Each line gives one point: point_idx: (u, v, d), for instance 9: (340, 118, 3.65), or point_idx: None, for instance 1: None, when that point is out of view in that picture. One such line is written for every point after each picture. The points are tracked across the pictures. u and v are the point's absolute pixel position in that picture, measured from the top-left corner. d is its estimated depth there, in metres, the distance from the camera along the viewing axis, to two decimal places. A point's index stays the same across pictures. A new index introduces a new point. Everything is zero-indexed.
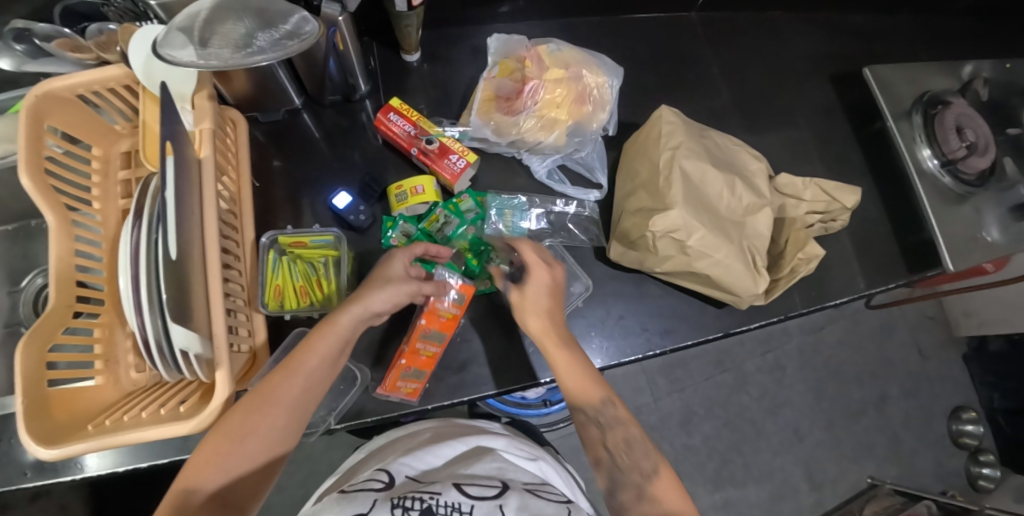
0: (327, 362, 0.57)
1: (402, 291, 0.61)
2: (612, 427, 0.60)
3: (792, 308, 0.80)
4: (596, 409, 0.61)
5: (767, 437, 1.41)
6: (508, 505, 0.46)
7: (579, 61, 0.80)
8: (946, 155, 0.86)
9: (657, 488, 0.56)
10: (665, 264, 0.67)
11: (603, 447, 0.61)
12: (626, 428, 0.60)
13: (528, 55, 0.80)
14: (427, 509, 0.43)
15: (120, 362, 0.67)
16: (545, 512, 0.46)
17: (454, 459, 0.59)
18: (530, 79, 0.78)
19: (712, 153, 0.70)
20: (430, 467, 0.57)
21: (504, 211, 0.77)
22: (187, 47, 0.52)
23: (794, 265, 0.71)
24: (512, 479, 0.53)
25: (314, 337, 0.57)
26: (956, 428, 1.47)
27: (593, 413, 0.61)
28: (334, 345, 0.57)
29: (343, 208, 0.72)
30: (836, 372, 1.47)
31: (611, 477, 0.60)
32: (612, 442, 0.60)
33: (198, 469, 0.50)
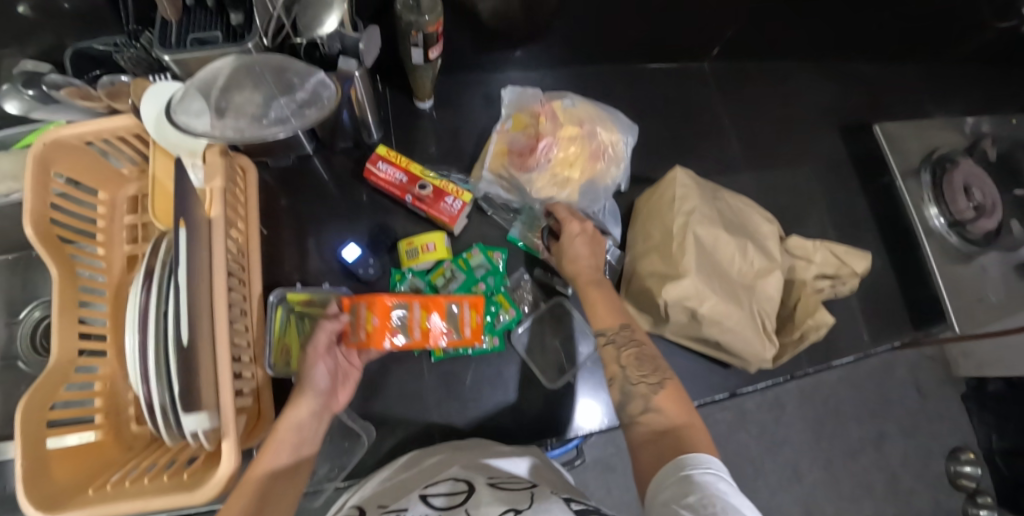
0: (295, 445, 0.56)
1: (319, 368, 0.60)
2: (624, 345, 0.62)
3: (798, 368, 0.79)
4: (612, 332, 0.63)
5: (766, 475, 1.40)
6: (472, 506, 0.46)
7: (593, 118, 0.79)
8: (954, 214, 0.86)
9: (661, 401, 0.57)
10: (675, 329, 0.67)
11: (617, 364, 0.61)
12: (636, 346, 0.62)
13: (543, 110, 0.79)
14: None
15: (121, 414, 0.67)
16: (507, 504, 0.46)
17: (426, 471, 0.57)
18: (545, 136, 0.76)
19: (725, 217, 0.70)
20: (406, 483, 0.56)
21: (531, 222, 0.78)
22: (202, 116, 0.53)
23: (804, 331, 0.70)
24: (477, 475, 0.54)
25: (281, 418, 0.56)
26: (955, 469, 1.48)
27: (610, 334, 0.62)
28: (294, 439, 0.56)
29: (352, 261, 0.71)
30: (837, 410, 1.46)
31: (621, 392, 0.60)
32: (624, 357, 0.61)
33: None
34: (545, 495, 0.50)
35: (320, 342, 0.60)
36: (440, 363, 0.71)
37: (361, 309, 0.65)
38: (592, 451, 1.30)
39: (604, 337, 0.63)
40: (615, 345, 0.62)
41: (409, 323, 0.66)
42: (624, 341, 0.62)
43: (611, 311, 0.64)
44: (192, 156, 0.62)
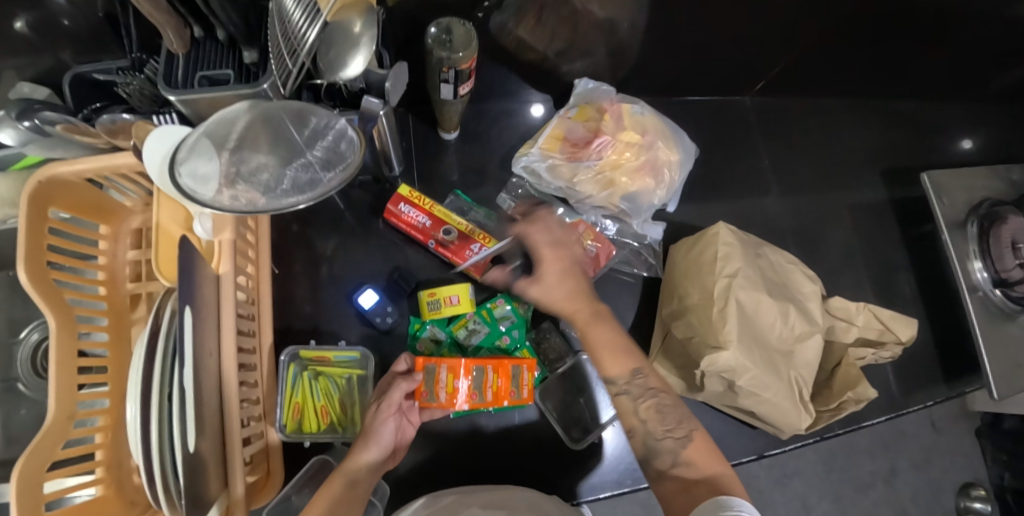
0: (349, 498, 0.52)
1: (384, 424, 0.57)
2: (643, 396, 0.54)
3: (830, 430, 0.76)
4: (623, 380, 0.55)
5: (776, 507, 1.37)
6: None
7: (658, 130, 0.74)
8: (1000, 272, 0.83)
9: (692, 453, 0.51)
10: (709, 396, 0.64)
11: (635, 417, 0.54)
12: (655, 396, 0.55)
13: (609, 108, 0.75)
14: None
15: (122, 466, 0.64)
16: None
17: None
18: (603, 134, 0.72)
19: (766, 276, 0.66)
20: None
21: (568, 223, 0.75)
22: (209, 182, 0.47)
23: (842, 402, 0.66)
24: None
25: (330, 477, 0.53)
26: (964, 504, 1.47)
27: (623, 383, 0.55)
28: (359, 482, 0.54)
29: (369, 307, 0.67)
30: (850, 443, 1.43)
31: (645, 444, 0.53)
32: (643, 411, 0.54)
33: None
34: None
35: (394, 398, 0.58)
36: (460, 420, 0.68)
37: (441, 371, 0.61)
38: None
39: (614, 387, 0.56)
40: (630, 396, 0.55)
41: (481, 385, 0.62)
42: (640, 392, 0.55)
43: (625, 355, 0.56)
44: None
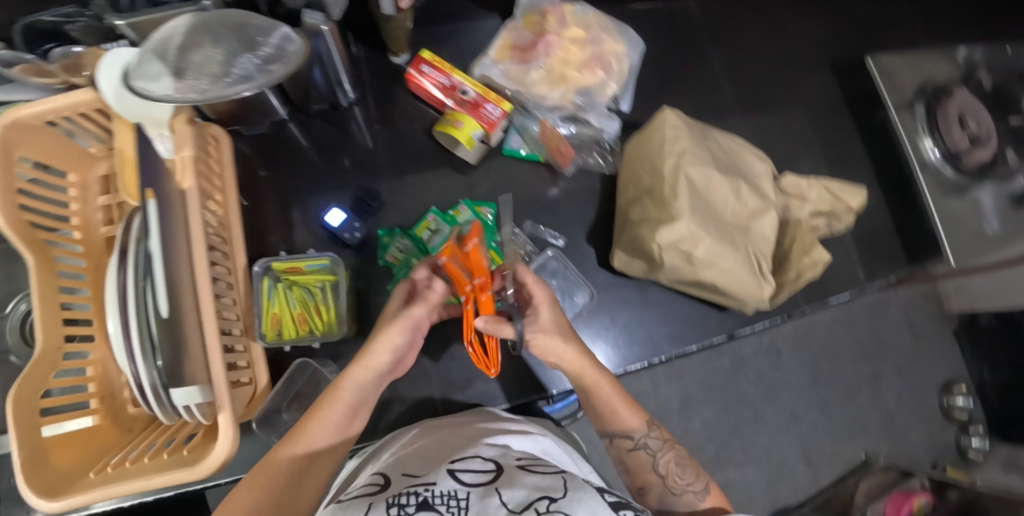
0: (349, 411, 0.53)
1: (403, 330, 0.53)
2: (660, 452, 0.59)
3: (795, 308, 0.79)
4: (643, 433, 0.59)
5: (765, 419, 1.41)
6: (501, 485, 0.43)
7: (598, 26, 0.76)
8: (949, 146, 0.86)
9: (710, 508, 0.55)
10: (671, 274, 0.66)
11: (654, 472, 0.58)
12: (672, 448, 0.59)
13: (551, 9, 0.74)
14: (423, 503, 0.40)
15: (116, 397, 0.66)
16: (539, 483, 0.43)
17: (450, 450, 0.55)
18: (548, 33, 0.73)
19: (717, 157, 0.68)
20: (430, 461, 0.53)
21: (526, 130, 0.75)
22: (160, 78, 0.49)
23: (801, 270, 0.69)
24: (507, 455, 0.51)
25: (336, 382, 0.53)
26: (948, 402, 1.52)
27: (639, 441, 0.59)
28: (344, 413, 0.53)
29: (338, 226, 0.69)
30: (833, 353, 1.47)
31: (662, 501, 0.57)
32: (663, 465, 0.58)
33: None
34: (579, 480, 0.45)
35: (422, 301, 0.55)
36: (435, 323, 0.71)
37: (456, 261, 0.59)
38: None
39: (631, 443, 0.59)
40: (648, 451, 0.59)
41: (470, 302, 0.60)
42: (658, 446, 0.59)
43: (634, 409, 0.59)
44: (158, 126, 0.59)
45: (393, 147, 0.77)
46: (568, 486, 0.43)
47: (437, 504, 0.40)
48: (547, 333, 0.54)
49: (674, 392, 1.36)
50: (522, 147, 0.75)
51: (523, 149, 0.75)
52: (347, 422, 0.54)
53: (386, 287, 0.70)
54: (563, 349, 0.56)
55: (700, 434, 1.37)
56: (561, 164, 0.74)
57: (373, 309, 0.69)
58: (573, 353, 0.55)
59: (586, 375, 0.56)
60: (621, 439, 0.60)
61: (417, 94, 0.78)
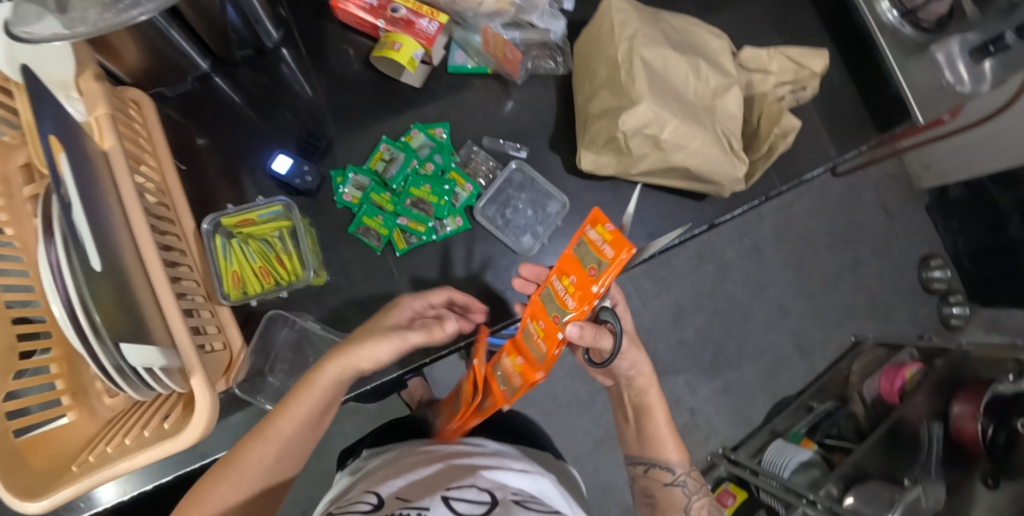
0: (321, 405, 0.52)
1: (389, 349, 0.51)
2: (697, 494, 0.67)
3: (772, 188, 0.78)
4: (682, 470, 0.68)
5: (755, 317, 1.46)
6: None
7: None
8: (905, 3, 0.83)
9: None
10: (641, 164, 0.64)
11: (685, 514, 0.65)
12: (705, 496, 0.68)
13: None
14: None
15: (90, 392, 0.61)
16: None
17: (442, 474, 0.48)
18: None
19: (670, 37, 0.65)
20: (414, 487, 0.45)
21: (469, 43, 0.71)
22: (44, 17, 0.44)
23: (772, 142, 0.66)
24: (506, 488, 0.46)
25: (308, 378, 0.51)
26: (926, 276, 1.58)
27: (680, 476, 0.68)
28: (319, 403, 0.51)
29: (286, 173, 0.64)
30: (812, 244, 1.51)
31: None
32: (697, 508, 0.66)
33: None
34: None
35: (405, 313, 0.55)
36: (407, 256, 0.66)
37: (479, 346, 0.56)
38: None
39: (669, 477, 0.68)
40: (685, 490, 0.67)
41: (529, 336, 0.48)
42: (694, 489, 0.67)
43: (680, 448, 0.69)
44: (65, 88, 0.53)
45: (332, 87, 0.72)
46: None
47: None
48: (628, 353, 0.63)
49: (664, 306, 1.41)
50: (467, 63, 0.71)
51: (468, 64, 0.71)
52: (317, 416, 0.53)
53: (347, 230, 0.66)
54: (641, 372, 0.66)
55: (694, 342, 1.43)
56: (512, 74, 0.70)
57: (341, 255, 0.66)
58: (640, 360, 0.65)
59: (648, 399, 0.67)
60: (660, 472, 0.68)
61: (347, 25, 0.72)
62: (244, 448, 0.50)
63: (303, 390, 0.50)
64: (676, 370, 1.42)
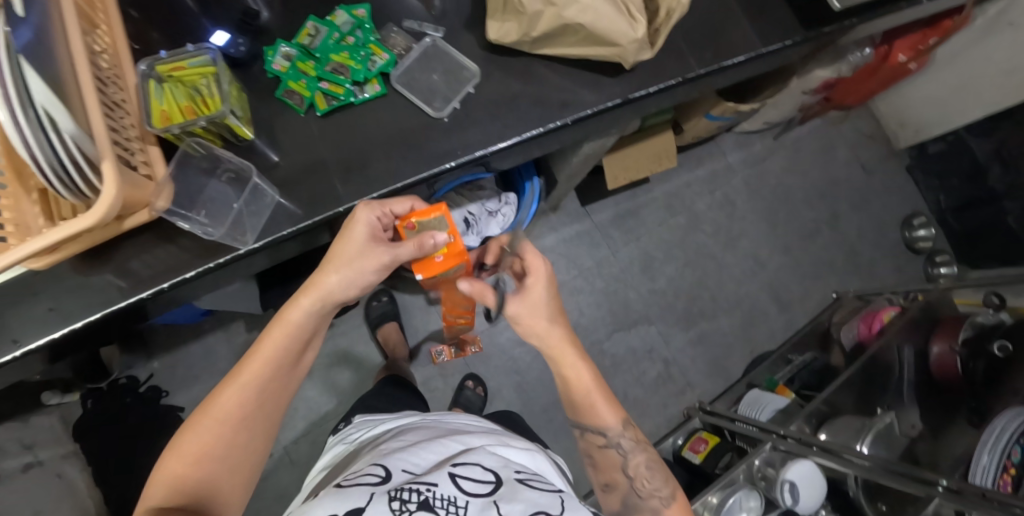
0: (298, 339, 0.62)
1: (365, 265, 0.63)
2: (634, 454, 0.69)
3: (690, 71, 0.81)
4: (616, 433, 0.69)
5: (729, 268, 1.43)
6: (500, 497, 0.51)
7: None
8: None
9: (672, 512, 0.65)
10: (539, 24, 0.68)
11: (623, 472, 0.70)
12: (643, 453, 0.70)
13: None
14: (424, 503, 0.48)
15: (32, 227, 0.66)
16: (534, 501, 0.52)
17: (445, 448, 0.62)
18: None
19: None
20: (427, 454, 0.60)
21: None
22: None
23: (668, 8, 0.71)
24: (506, 467, 0.58)
25: (281, 314, 0.62)
26: (909, 236, 1.55)
27: (613, 440, 0.69)
28: (290, 341, 0.62)
29: (224, 44, 0.71)
30: (786, 197, 1.50)
31: (625, 500, 0.69)
32: (632, 468, 0.69)
33: (189, 446, 0.53)
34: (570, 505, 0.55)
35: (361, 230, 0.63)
36: (328, 118, 0.71)
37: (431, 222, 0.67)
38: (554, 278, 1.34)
39: (603, 440, 0.69)
40: (620, 451, 0.69)
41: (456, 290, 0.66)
42: (630, 449, 0.70)
43: (612, 409, 0.69)
44: None
45: None
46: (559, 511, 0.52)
47: (436, 506, 0.48)
48: (525, 307, 0.66)
49: (634, 254, 1.39)
50: None
51: None
52: (295, 356, 0.63)
53: (273, 95, 0.72)
54: (547, 331, 0.67)
55: (667, 291, 1.40)
56: None
57: (264, 117, 0.71)
58: (539, 319, 0.67)
59: (568, 364, 0.67)
60: (594, 436, 0.70)
61: None
62: (219, 394, 0.57)
63: (276, 327, 0.62)
64: (647, 319, 1.38)
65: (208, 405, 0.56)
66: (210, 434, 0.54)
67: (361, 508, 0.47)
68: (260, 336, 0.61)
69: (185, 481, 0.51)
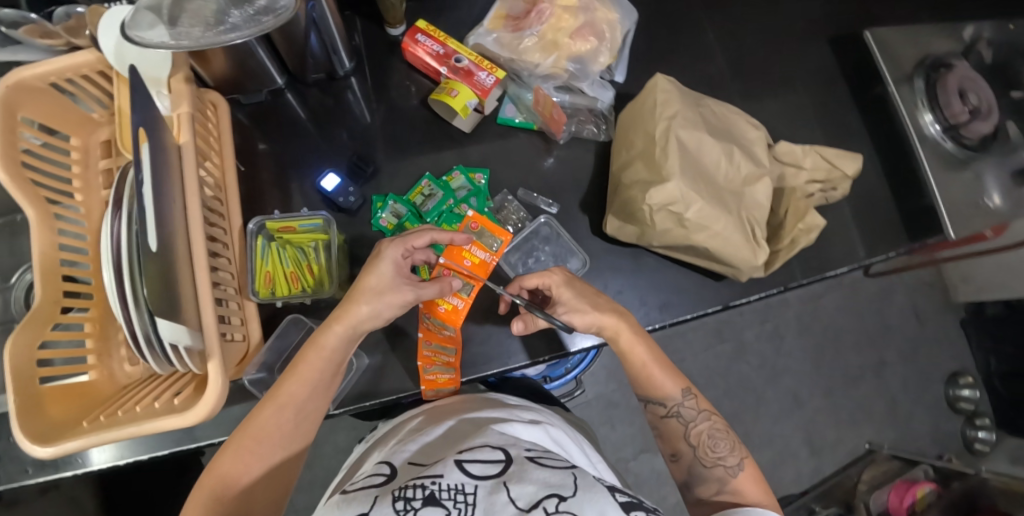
0: (331, 367, 0.58)
1: (395, 301, 0.59)
2: (694, 421, 0.64)
3: (792, 280, 0.78)
4: (675, 402, 0.64)
5: (767, 405, 1.41)
6: (511, 478, 0.41)
7: None
8: (949, 119, 0.83)
9: (741, 483, 0.59)
10: (662, 238, 0.66)
11: (686, 442, 0.63)
12: (708, 419, 0.64)
13: None
14: (428, 496, 0.39)
15: (113, 356, 0.65)
16: (551, 479, 0.41)
17: (457, 434, 0.54)
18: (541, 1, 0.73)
19: (708, 122, 0.69)
20: (440, 447, 0.53)
21: (518, 102, 0.77)
22: (155, 27, 0.48)
23: (795, 236, 0.69)
24: (518, 445, 0.49)
25: (316, 341, 0.57)
26: (953, 393, 1.48)
27: (672, 408, 0.64)
28: (325, 368, 0.58)
29: (332, 190, 0.71)
30: (836, 339, 1.47)
31: (690, 471, 0.63)
32: (695, 436, 0.63)
33: (223, 477, 0.52)
34: (589, 477, 0.42)
35: (387, 272, 0.59)
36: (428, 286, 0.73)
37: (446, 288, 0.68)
38: (594, 389, 1.31)
39: (664, 410, 0.65)
40: (681, 419, 0.64)
41: (427, 353, 0.68)
42: (692, 415, 0.64)
43: (672, 377, 0.65)
44: (156, 85, 0.59)
45: (389, 116, 0.78)
46: (578, 484, 0.40)
47: (442, 499, 0.38)
48: (579, 310, 0.63)
49: None
50: (516, 116, 0.77)
51: (517, 118, 0.77)
52: (329, 381, 0.59)
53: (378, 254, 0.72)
54: (596, 318, 0.62)
55: None
56: (556, 135, 0.75)
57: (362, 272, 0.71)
58: (588, 304, 0.63)
59: (623, 343, 0.63)
60: (654, 406, 0.66)
61: (412, 65, 0.79)
62: (257, 417, 0.55)
63: (312, 354, 0.57)
64: None
65: (246, 425, 0.55)
66: (242, 465, 0.53)
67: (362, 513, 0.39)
68: (295, 359, 0.57)
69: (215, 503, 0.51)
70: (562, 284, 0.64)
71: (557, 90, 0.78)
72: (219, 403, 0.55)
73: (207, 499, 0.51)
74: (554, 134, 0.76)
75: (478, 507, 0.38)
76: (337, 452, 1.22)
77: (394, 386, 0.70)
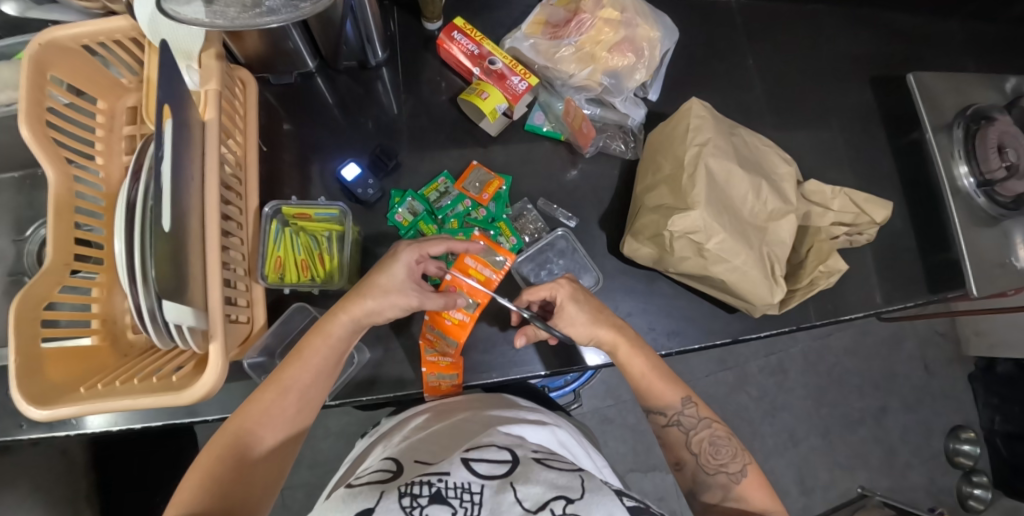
0: (334, 356, 0.58)
1: (399, 303, 0.58)
2: (696, 428, 0.60)
3: (805, 320, 0.76)
4: (676, 410, 0.61)
5: (763, 438, 1.40)
6: (518, 479, 0.40)
7: (636, 8, 0.74)
8: (984, 174, 0.81)
9: (745, 489, 0.56)
10: (679, 265, 0.65)
11: (688, 450, 0.60)
12: (708, 427, 0.61)
13: None
14: (436, 494, 0.38)
15: (117, 323, 0.65)
16: (556, 481, 0.40)
17: (459, 432, 0.54)
18: (583, 12, 0.73)
19: (740, 152, 0.67)
20: (442, 444, 0.52)
21: (549, 110, 0.76)
22: (192, 2, 0.47)
23: (814, 278, 0.68)
24: (524, 446, 0.48)
25: (323, 328, 0.57)
26: (953, 447, 1.45)
27: (675, 415, 0.61)
28: (328, 357, 0.57)
29: (351, 180, 0.70)
30: (839, 380, 1.44)
31: (695, 479, 0.59)
32: (697, 443, 0.60)
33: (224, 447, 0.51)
34: (598, 481, 0.42)
35: (399, 276, 0.58)
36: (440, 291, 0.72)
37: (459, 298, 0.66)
38: (590, 402, 1.31)
39: (665, 418, 0.62)
40: (682, 428, 0.61)
41: (430, 336, 0.68)
42: (693, 423, 0.61)
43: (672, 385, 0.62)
44: (188, 58, 0.59)
45: (416, 111, 0.77)
46: (585, 487, 0.40)
47: (450, 497, 0.38)
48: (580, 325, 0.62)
49: None
50: (545, 125, 0.76)
51: (545, 126, 0.76)
52: (333, 368, 0.58)
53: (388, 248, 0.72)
54: (589, 329, 0.62)
55: None
56: (583, 148, 0.74)
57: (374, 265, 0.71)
58: (586, 317, 0.62)
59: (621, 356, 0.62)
60: (655, 415, 0.63)
61: (444, 62, 0.78)
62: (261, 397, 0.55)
63: (317, 339, 0.57)
64: None
65: (249, 404, 0.54)
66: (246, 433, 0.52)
67: (368, 509, 0.38)
68: (301, 345, 0.57)
69: (217, 479, 0.49)
70: (568, 299, 0.62)
71: (587, 102, 0.77)
72: (206, 395, 0.55)
73: (208, 471, 0.50)
74: (581, 148, 0.75)
75: (485, 507, 0.37)
76: (329, 439, 1.22)
77: (392, 384, 0.69)
